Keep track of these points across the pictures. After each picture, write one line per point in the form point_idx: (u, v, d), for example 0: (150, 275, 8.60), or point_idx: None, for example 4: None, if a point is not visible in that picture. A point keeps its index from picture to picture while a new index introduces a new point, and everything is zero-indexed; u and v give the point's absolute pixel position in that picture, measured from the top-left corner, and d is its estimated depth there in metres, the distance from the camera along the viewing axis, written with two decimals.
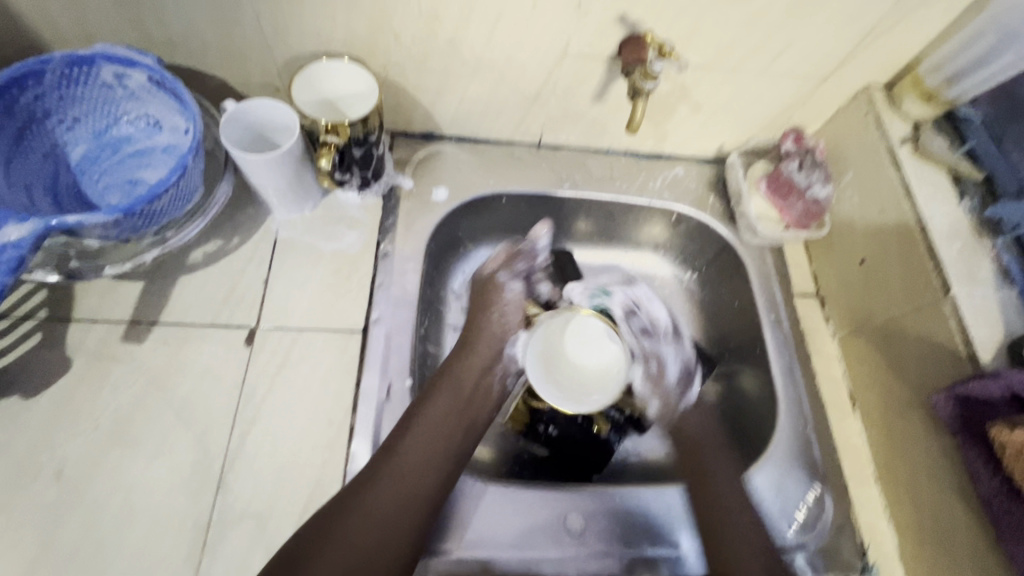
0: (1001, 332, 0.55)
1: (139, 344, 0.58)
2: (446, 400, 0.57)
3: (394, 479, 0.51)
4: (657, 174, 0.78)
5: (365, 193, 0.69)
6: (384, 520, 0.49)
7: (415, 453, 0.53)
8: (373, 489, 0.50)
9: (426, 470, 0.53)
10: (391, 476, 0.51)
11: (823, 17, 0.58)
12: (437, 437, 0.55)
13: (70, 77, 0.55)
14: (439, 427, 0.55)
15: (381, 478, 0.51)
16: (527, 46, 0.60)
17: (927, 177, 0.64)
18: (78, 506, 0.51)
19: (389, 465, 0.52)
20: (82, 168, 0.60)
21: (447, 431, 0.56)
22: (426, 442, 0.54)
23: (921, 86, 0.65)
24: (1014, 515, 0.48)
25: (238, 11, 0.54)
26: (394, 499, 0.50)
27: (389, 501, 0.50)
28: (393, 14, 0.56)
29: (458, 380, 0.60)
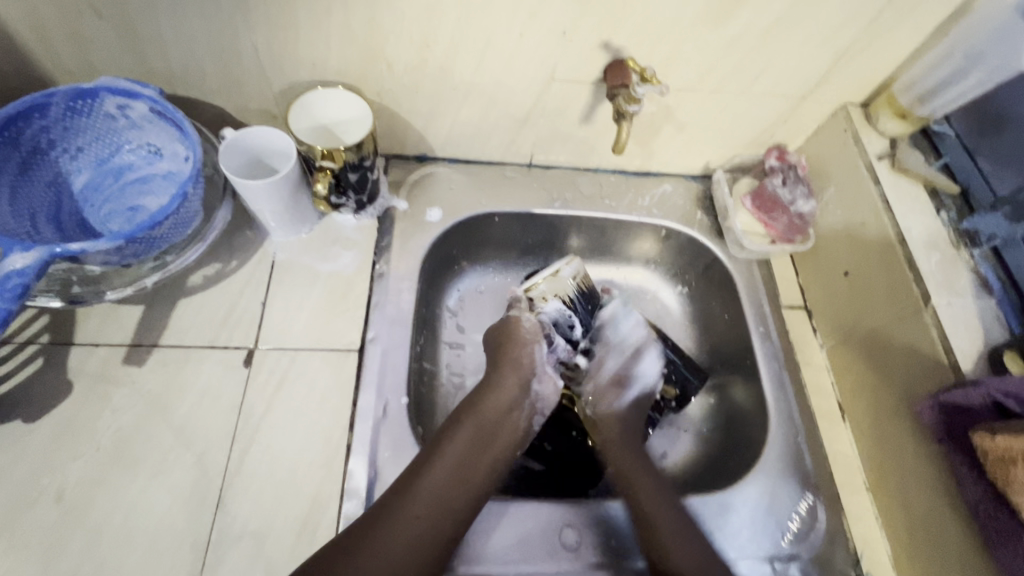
0: (980, 340, 0.57)
1: (139, 366, 0.59)
2: (466, 441, 0.58)
3: (418, 508, 0.53)
4: (645, 191, 0.80)
5: (361, 215, 0.71)
6: (406, 543, 0.51)
7: (438, 487, 0.54)
8: (396, 516, 0.52)
9: (449, 505, 0.54)
10: (411, 512, 0.52)
11: (798, 40, 0.60)
12: (459, 475, 0.55)
13: (74, 109, 0.56)
14: (460, 467, 0.56)
15: (401, 513, 0.52)
16: (515, 72, 0.63)
17: (905, 191, 0.66)
18: (78, 529, 0.51)
19: (413, 493, 0.53)
20: (85, 196, 0.62)
21: (467, 469, 0.56)
22: (446, 480, 0.55)
23: (894, 103, 0.67)
24: (1000, 521, 0.49)
25: (236, 43, 0.57)
26: (416, 529, 0.52)
27: (411, 526, 0.52)
28: (385, 44, 0.58)
29: (479, 422, 0.59)
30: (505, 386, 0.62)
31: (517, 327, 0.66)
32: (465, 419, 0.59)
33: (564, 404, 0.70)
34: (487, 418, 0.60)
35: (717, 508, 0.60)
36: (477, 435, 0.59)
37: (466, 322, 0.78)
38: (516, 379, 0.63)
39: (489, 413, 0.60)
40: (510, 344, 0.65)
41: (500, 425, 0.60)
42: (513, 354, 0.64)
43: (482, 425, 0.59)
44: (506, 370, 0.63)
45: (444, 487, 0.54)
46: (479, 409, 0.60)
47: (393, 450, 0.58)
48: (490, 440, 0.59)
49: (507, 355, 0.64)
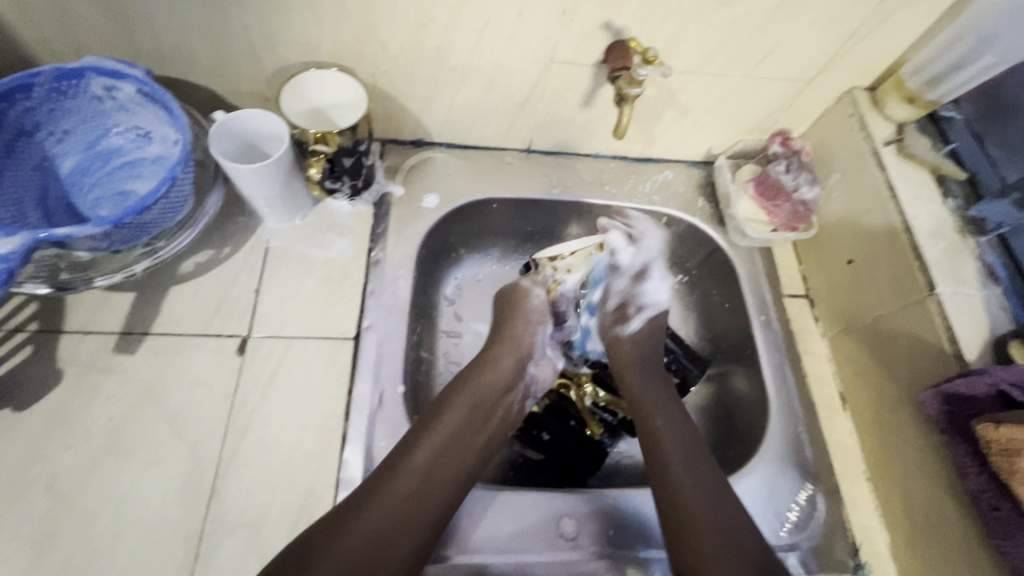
0: (985, 329, 0.56)
1: (131, 355, 0.58)
2: (460, 414, 0.57)
3: (404, 488, 0.51)
4: (646, 178, 0.78)
5: (356, 202, 0.69)
6: (389, 523, 0.49)
7: (426, 461, 0.53)
8: (379, 497, 0.50)
9: (436, 479, 0.53)
10: (400, 489, 0.51)
11: (806, 20, 0.58)
12: (450, 448, 0.55)
13: (59, 90, 0.55)
14: (451, 440, 0.55)
15: (390, 490, 0.51)
16: (514, 53, 0.61)
17: (911, 178, 0.65)
18: (71, 518, 0.51)
19: (399, 471, 0.52)
20: (72, 180, 0.60)
21: (459, 442, 0.56)
22: (435, 456, 0.54)
23: (902, 88, 0.65)
24: (1002, 511, 0.49)
25: (225, 22, 0.55)
26: (403, 507, 0.50)
27: (394, 505, 0.50)
28: (380, 24, 0.56)
29: (473, 395, 0.59)
30: (501, 364, 0.63)
31: (522, 306, 0.68)
32: (458, 395, 0.59)
33: (562, 394, 0.71)
34: (480, 393, 0.60)
35: None
36: (472, 410, 0.58)
37: (463, 310, 0.77)
38: (511, 357, 0.64)
39: (485, 388, 0.60)
40: (509, 323, 0.66)
41: (492, 400, 0.61)
42: (513, 331, 0.65)
43: (476, 398, 0.59)
44: (503, 348, 0.64)
45: (434, 459, 0.53)
46: (473, 381, 0.60)
47: (389, 440, 0.57)
48: (484, 414, 0.59)
49: (504, 335, 0.65)
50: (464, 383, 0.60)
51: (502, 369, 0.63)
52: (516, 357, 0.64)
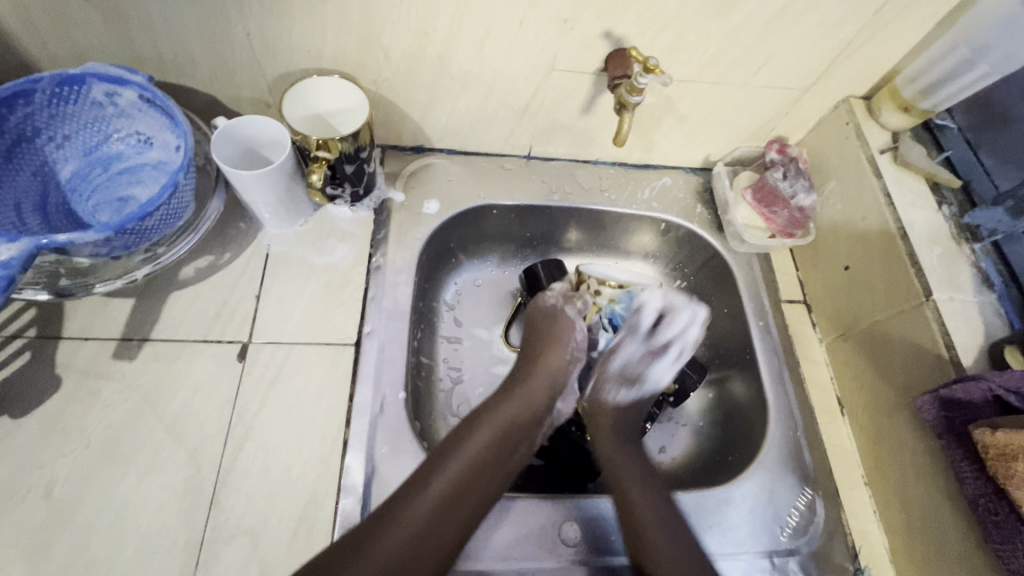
0: (981, 335, 0.57)
1: (130, 361, 0.57)
2: (484, 445, 0.56)
3: (420, 517, 0.50)
4: (645, 184, 0.79)
5: (357, 207, 0.70)
6: (402, 551, 0.49)
7: (443, 491, 0.52)
8: (394, 520, 0.50)
9: (455, 511, 0.52)
10: (415, 520, 0.50)
11: (803, 30, 0.59)
12: (473, 479, 0.54)
13: (60, 96, 0.55)
14: (475, 472, 0.54)
15: (404, 521, 0.50)
16: (514, 61, 0.62)
17: (907, 185, 0.66)
18: (69, 527, 0.50)
19: (417, 497, 0.51)
20: (72, 186, 0.60)
21: (483, 471, 0.55)
22: (453, 486, 0.53)
23: (898, 96, 0.66)
24: (1000, 516, 0.49)
25: (228, 28, 0.55)
26: (417, 539, 0.49)
27: (410, 531, 0.50)
28: (382, 32, 0.57)
29: (500, 424, 0.58)
30: (530, 395, 0.62)
31: (563, 338, 0.66)
32: (483, 424, 0.58)
33: None
34: (509, 424, 0.59)
35: (715, 503, 0.60)
36: (497, 441, 0.57)
37: (463, 316, 0.77)
38: (542, 391, 0.63)
39: (514, 420, 0.59)
40: (544, 355, 0.65)
41: (521, 432, 0.59)
42: (550, 366, 0.64)
43: (504, 428, 0.58)
44: (538, 380, 0.63)
45: (453, 490, 0.53)
46: (500, 412, 0.59)
47: (391, 446, 0.57)
48: (513, 445, 0.58)
49: (538, 366, 0.64)
50: (492, 411, 0.59)
51: (531, 399, 0.62)
52: (546, 393, 0.63)
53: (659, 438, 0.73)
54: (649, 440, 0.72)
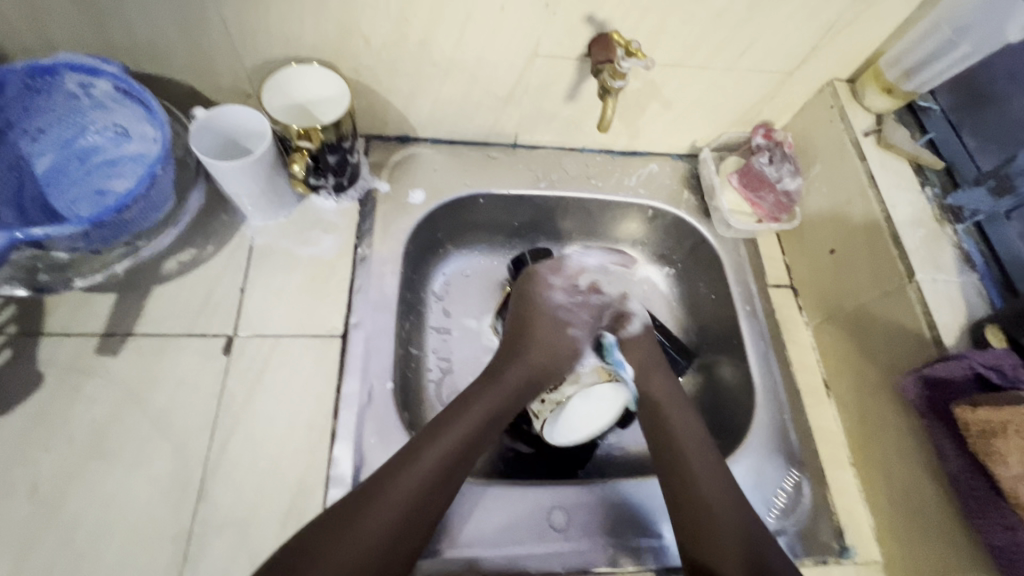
0: (963, 314, 0.57)
1: (114, 356, 0.57)
2: (480, 419, 0.57)
3: (412, 490, 0.50)
4: (632, 171, 0.79)
5: (341, 198, 0.69)
6: (386, 533, 0.48)
7: (436, 463, 0.52)
8: (379, 502, 0.49)
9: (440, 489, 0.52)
10: (404, 495, 0.50)
11: (785, 12, 0.59)
12: (459, 456, 0.54)
13: (33, 87, 0.53)
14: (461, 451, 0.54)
15: (391, 495, 0.50)
16: (497, 47, 0.61)
17: (890, 168, 0.66)
18: (56, 523, 0.50)
19: (404, 478, 0.51)
20: (48, 179, 0.59)
21: (477, 443, 0.55)
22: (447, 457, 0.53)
23: (881, 78, 0.66)
24: (980, 491, 0.50)
25: (203, 16, 0.54)
26: (405, 512, 0.49)
27: (395, 512, 0.49)
28: (361, 18, 0.56)
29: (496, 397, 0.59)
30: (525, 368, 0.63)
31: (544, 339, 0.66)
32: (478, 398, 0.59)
33: None
34: (495, 404, 0.59)
35: None
36: (491, 416, 0.58)
37: (452, 306, 0.77)
38: (524, 374, 0.63)
39: (500, 400, 0.60)
40: (528, 345, 0.65)
41: (502, 419, 0.59)
42: (534, 355, 0.65)
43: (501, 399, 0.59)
44: (524, 367, 0.63)
45: (447, 460, 0.53)
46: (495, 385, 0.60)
47: (379, 437, 0.57)
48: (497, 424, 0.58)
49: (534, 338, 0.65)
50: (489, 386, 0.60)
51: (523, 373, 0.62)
52: (531, 377, 0.63)
53: None
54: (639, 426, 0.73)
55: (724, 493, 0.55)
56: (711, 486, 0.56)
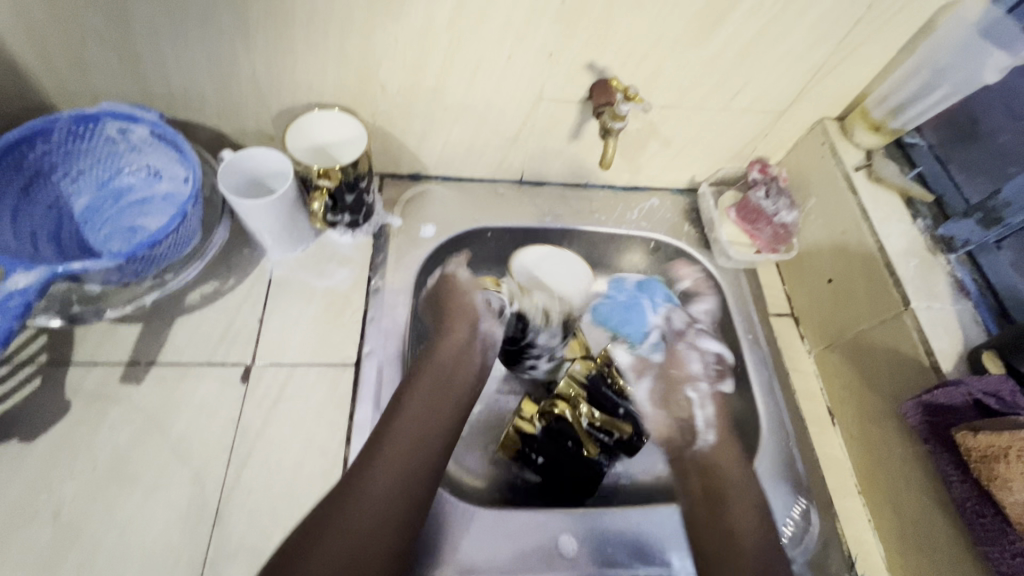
0: (960, 342, 0.59)
1: (137, 385, 0.59)
2: (427, 398, 0.58)
3: (382, 479, 0.52)
4: (634, 205, 0.82)
5: (356, 233, 0.72)
6: (374, 518, 0.50)
7: (399, 447, 0.54)
8: (359, 495, 0.51)
9: (407, 475, 0.53)
10: (374, 483, 0.52)
11: (774, 57, 0.63)
12: (420, 435, 0.56)
13: (76, 133, 0.58)
14: (420, 430, 0.56)
15: (364, 487, 0.52)
16: (504, 92, 0.65)
17: (882, 201, 0.69)
18: (75, 547, 0.51)
19: (373, 471, 0.53)
20: (85, 218, 0.63)
21: (432, 420, 0.57)
22: (409, 439, 0.55)
23: (868, 116, 0.70)
24: (986, 517, 0.50)
25: (234, 68, 0.59)
26: (384, 497, 0.51)
27: (373, 506, 0.51)
28: (379, 68, 0.60)
29: (437, 375, 0.60)
30: (455, 348, 0.63)
31: (471, 307, 0.66)
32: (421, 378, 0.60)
33: (558, 415, 0.66)
34: (440, 377, 0.60)
35: None
36: (437, 396, 0.59)
37: None
38: (464, 343, 0.64)
39: (446, 374, 0.61)
40: (456, 323, 0.65)
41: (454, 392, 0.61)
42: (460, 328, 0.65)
43: (446, 374, 0.61)
44: (458, 335, 0.64)
45: (409, 442, 0.55)
46: (431, 365, 0.61)
47: None
48: (449, 398, 0.60)
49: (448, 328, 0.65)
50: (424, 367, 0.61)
51: (456, 352, 0.63)
52: (471, 349, 0.64)
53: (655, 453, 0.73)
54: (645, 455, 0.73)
55: (761, 549, 0.55)
56: (747, 540, 0.56)
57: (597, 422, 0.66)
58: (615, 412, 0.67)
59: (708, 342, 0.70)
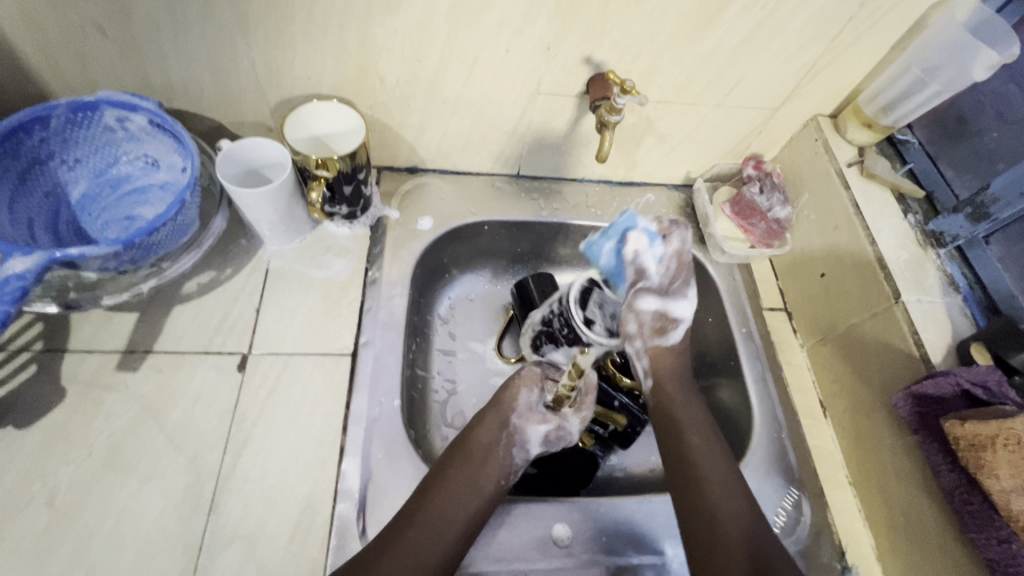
0: (949, 334, 0.60)
1: (133, 372, 0.59)
2: (462, 470, 0.58)
3: (418, 542, 0.52)
4: (629, 200, 0.83)
5: (354, 224, 0.73)
6: None
7: (434, 513, 0.54)
8: (394, 551, 0.51)
9: (438, 546, 0.52)
10: (412, 542, 0.52)
11: (769, 54, 0.64)
12: (453, 505, 0.55)
13: (74, 121, 0.58)
14: (451, 500, 0.55)
15: (404, 543, 0.51)
16: (502, 85, 0.66)
17: (873, 196, 0.70)
18: (70, 533, 0.51)
19: (411, 529, 0.52)
20: (82, 206, 0.63)
21: (467, 495, 0.56)
22: (444, 508, 0.54)
23: (860, 114, 0.71)
24: (974, 505, 0.51)
25: (233, 57, 0.59)
26: (417, 559, 0.51)
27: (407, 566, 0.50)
28: (378, 60, 0.61)
29: (472, 450, 0.60)
30: (491, 422, 0.63)
31: (511, 402, 0.65)
32: (456, 449, 0.60)
33: None
34: (477, 451, 0.60)
35: None
36: (471, 468, 0.58)
37: (457, 329, 0.80)
38: (499, 419, 0.63)
39: (481, 449, 0.61)
40: (490, 412, 0.64)
41: (491, 470, 0.59)
42: (502, 409, 0.64)
43: (480, 449, 0.61)
44: (495, 413, 0.64)
45: (444, 510, 0.54)
46: (469, 441, 0.61)
47: (386, 452, 0.59)
48: (484, 475, 0.59)
49: (491, 403, 0.65)
50: (463, 441, 0.61)
51: (493, 427, 0.63)
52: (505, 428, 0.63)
53: (648, 445, 0.74)
54: (639, 447, 0.74)
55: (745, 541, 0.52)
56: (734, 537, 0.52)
57: (591, 415, 0.68)
58: (611, 404, 0.69)
59: (687, 294, 0.63)
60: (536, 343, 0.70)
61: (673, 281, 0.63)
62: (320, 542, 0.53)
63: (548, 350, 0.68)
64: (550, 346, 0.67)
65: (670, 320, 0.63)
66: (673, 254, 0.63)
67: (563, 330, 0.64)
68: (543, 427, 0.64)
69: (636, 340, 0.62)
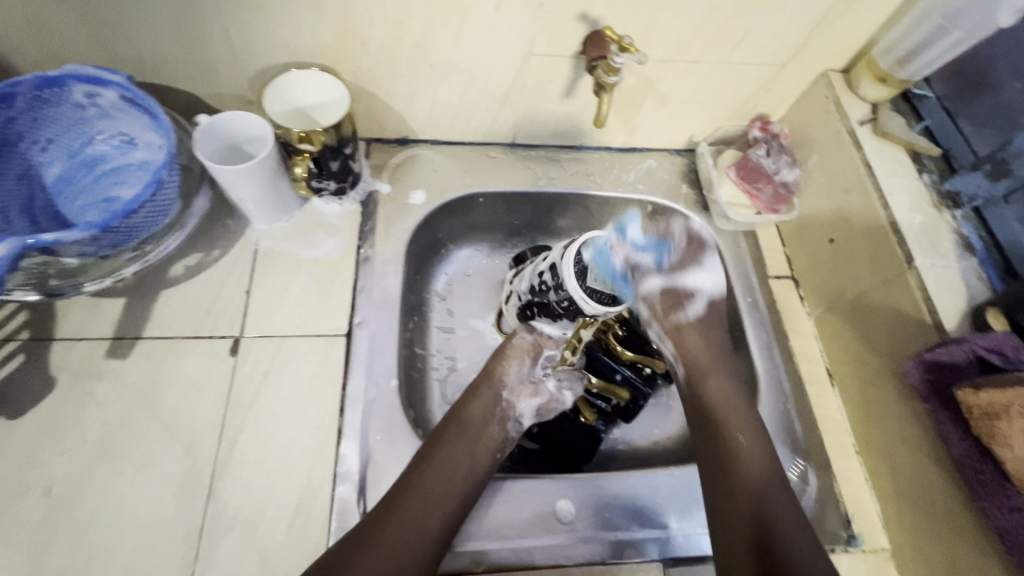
0: (963, 299, 0.57)
1: (123, 359, 0.58)
2: (455, 440, 0.59)
3: (409, 511, 0.53)
4: (629, 167, 0.79)
5: (344, 200, 0.70)
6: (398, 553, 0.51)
7: (428, 481, 0.55)
8: (388, 520, 0.52)
9: (434, 510, 0.54)
10: (404, 509, 0.53)
11: (778, 4, 0.59)
12: (445, 475, 0.56)
13: (41, 99, 0.55)
14: (445, 469, 0.57)
15: (395, 513, 0.52)
16: (492, 47, 0.62)
17: (887, 156, 0.66)
18: (69, 523, 0.51)
19: (404, 497, 0.53)
20: (58, 189, 0.61)
21: (460, 462, 0.58)
22: (437, 475, 0.56)
23: (875, 68, 0.67)
24: (986, 475, 0.50)
25: (203, 25, 0.55)
26: (410, 524, 0.52)
27: (404, 530, 0.52)
28: (358, 23, 0.57)
29: (463, 421, 0.61)
30: (483, 392, 0.64)
31: (501, 376, 0.66)
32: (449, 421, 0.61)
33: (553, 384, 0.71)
34: (468, 421, 0.62)
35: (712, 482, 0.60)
36: (464, 438, 0.60)
37: (456, 306, 0.78)
38: (490, 388, 0.65)
39: (473, 418, 0.62)
40: (483, 384, 0.65)
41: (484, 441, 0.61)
42: (492, 383, 0.65)
43: (470, 420, 0.62)
44: (487, 385, 0.65)
45: (439, 477, 0.56)
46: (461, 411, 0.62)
47: (385, 434, 0.58)
48: (477, 444, 0.60)
49: (482, 374, 0.66)
50: (457, 412, 0.62)
51: (485, 399, 0.64)
52: (496, 399, 0.65)
53: (651, 419, 0.73)
54: (642, 420, 0.73)
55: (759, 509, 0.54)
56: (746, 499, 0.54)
57: (593, 390, 0.68)
58: (614, 377, 0.68)
59: (703, 265, 0.67)
60: (525, 313, 0.64)
61: (686, 260, 0.66)
62: (322, 523, 0.53)
63: (539, 321, 0.63)
64: (544, 320, 0.61)
65: (683, 293, 0.66)
66: (679, 235, 0.66)
67: (562, 304, 0.55)
68: (534, 401, 0.67)
69: (654, 325, 0.66)
